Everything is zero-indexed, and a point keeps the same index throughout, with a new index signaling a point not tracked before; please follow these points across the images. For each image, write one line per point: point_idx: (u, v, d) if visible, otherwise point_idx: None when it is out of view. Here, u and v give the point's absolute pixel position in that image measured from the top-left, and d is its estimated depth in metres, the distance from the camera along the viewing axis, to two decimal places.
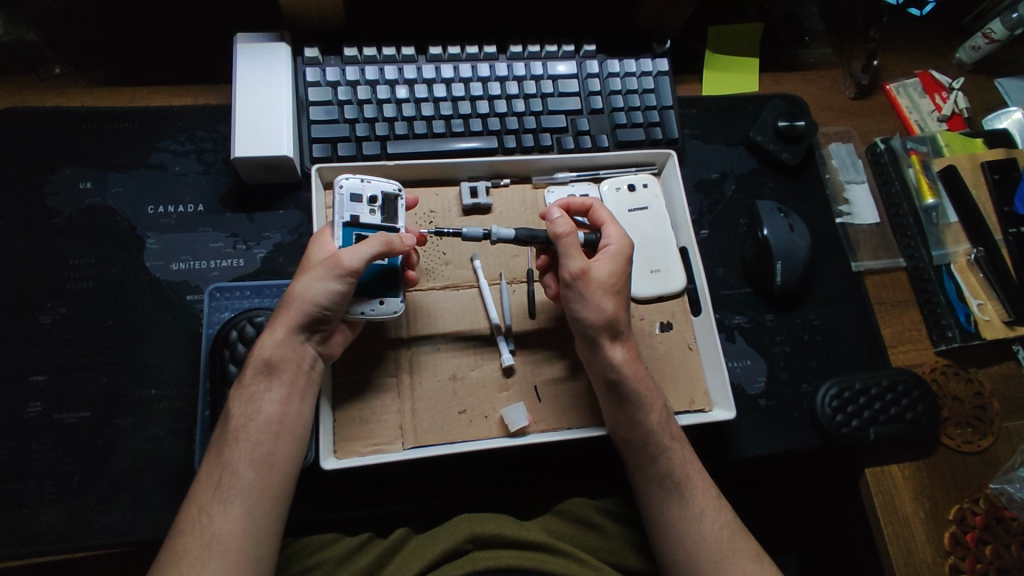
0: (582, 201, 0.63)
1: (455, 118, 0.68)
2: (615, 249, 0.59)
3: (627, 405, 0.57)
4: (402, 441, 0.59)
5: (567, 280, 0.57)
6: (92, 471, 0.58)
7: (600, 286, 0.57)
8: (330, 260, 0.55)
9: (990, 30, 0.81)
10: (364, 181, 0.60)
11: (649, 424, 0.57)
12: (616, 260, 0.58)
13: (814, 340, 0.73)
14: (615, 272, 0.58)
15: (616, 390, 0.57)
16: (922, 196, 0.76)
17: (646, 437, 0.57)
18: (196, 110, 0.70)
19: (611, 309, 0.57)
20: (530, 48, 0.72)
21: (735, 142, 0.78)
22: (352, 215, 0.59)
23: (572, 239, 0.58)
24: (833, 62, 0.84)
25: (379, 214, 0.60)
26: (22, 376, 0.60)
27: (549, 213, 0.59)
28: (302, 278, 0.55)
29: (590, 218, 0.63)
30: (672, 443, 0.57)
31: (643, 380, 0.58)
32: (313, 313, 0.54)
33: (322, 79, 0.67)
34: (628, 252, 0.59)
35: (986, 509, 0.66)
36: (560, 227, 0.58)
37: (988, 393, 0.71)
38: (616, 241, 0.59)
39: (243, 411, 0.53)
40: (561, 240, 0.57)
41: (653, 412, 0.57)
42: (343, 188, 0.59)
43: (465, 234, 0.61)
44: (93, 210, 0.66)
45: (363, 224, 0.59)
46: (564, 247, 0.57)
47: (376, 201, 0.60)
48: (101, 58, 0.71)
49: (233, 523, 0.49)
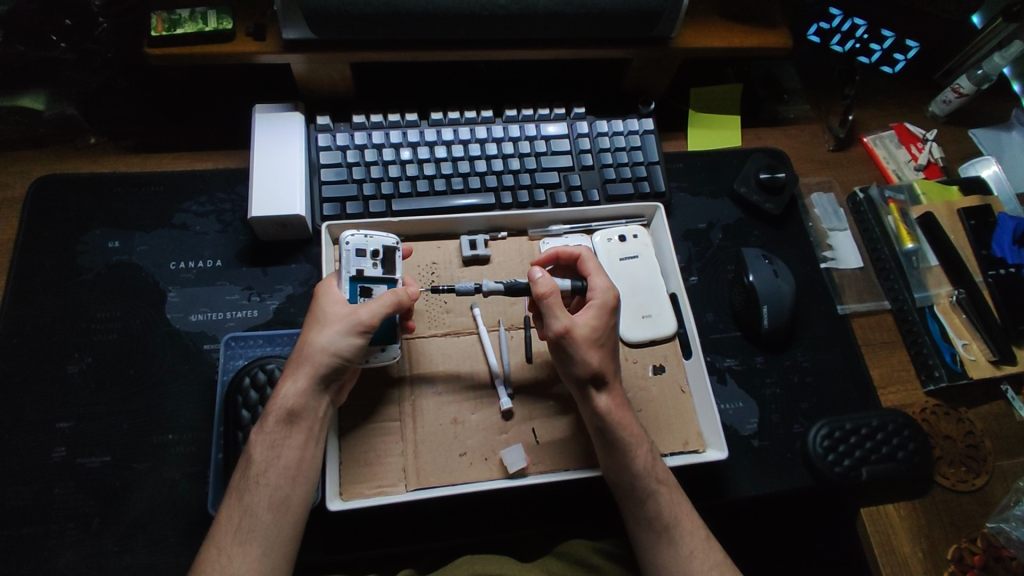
0: (573, 250, 0.67)
1: (455, 177, 0.73)
2: (601, 301, 0.62)
3: (616, 448, 0.59)
4: (406, 483, 0.61)
5: (555, 338, 0.59)
6: (111, 514, 0.61)
7: (586, 340, 0.59)
8: (349, 317, 0.59)
9: (958, 85, 0.86)
10: (368, 237, 0.65)
11: (638, 467, 0.59)
12: (602, 313, 0.61)
13: (804, 382, 0.75)
14: (601, 326, 0.61)
15: (604, 434, 0.59)
16: (901, 242, 0.80)
17: (636, 480, 0.59)
18: (218, 173, 0.76)
19: (596, 363, 0.59)
20: (525, 111, 0.77)
21: (720, 194, 0.83)
22: (358, 269, 0.63)
23: (553, 298, 0.60)
24: (812, 117, 0.90)
25: (381, 267, 0.64)
26: (48, 423, 0.64)
27: (531, 272, 0.61)
28: (321, 332, 0.58)
29: (579, 267, 0.66)
30: (661, 486, 0.59)
31: (631, 424, 0.60)
32: (335, 364, 0.58)
33: (333, 144, 0.73)
34: (612, 303, 0.62)
35: (984, 548, 0.67)
36: (540, 287, 0.60)
37: (979, 432, 0.73)
38: (601, 293, 0.62)
39: (264, 457, 0.56)
40: (545, 300, 0.60)
41: (641, 454, 0.59)
42: (349, 244, 0.64)
43: (458, 289, 0.65)
44: (120, 266, 0.71)
45: (367, 276, 0.63)
46: (548, 307, 0.60)
47: (379, 254, 0.64)
48: (131, 127, 0.77)
49: (250, 565, 0.52)
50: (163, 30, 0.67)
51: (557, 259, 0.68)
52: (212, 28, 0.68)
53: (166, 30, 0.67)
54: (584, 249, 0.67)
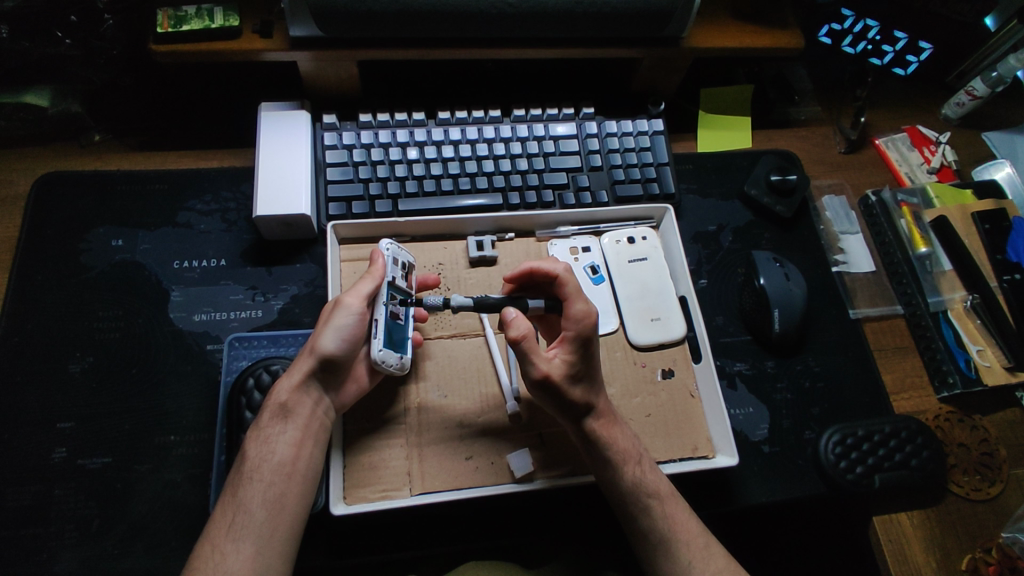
0: (548, 270, 0.61)
1: (463, 177, 0.72)
2: (575, 335, 0.57)
3: (603, 465, 0.58)
4: (411, 487, 0.60)
5: (537, 384, 0.56)
6: (111, 516, 0.60)
7: (566, 379, 0.57)
8: (358, 320, 0.59)
9: (972, 87, 0.85)
10: (401, 248, 0.65)
11: (626, 483, 0.57)
12: (578, 346, 0.57)
13: (815, 387, 0.74)
14: (580, 359, 0.57)
15: (592, 452, 0.58)
16: (915, 245, 0.79)
17: (625, 497, 0.57)
18: (223, 172, 0.75)
19: (579, 399, 0.57)
20: (533, 111, 0.77)
21: (731, 197, 0.82)
22: (393, 276, 0.62)
23: (529, 341, 0.55)
24: (823, 119, 0.89)
25: (406, 281, 0.64)
26: (49, 423, 0.63)
27: (504, 313, 0.56)
28: (322, 328, 0.58)
29: (557, 290, 0.61)
30: (653, 500, 0.57)
31: (620, 442, 0.58)
32: (325, 359, 0.58)
33: (339, 143, 0.72)
34: (589, 332, 0.57)
35: (999, 558, 0.65)
36: (513, 332, 0.55)
37: (994, 439, 0.71)
38: (574, 324, 0.57)
39: (258, 452, 0.55)
40: (519, 345, 0.54)
41: (630, 468, 0.58)
42: (387, 251, 0.63)
43: (426, 303, 0.61)
44: (123, 265, 0.70)
45: (398, 286, 0.63)
46: (525, 350, 0.55)
47: (406, 269, 0.64)
48: (136, 126, 0.76)
49: (243, 563, 0.51)
50: (168, 27, 0.67)
51: (533, 276, 0.63)
52: (217, 25, 0.67)
53: (172, 27, 0.67)
54: (560, 269, 0.61)
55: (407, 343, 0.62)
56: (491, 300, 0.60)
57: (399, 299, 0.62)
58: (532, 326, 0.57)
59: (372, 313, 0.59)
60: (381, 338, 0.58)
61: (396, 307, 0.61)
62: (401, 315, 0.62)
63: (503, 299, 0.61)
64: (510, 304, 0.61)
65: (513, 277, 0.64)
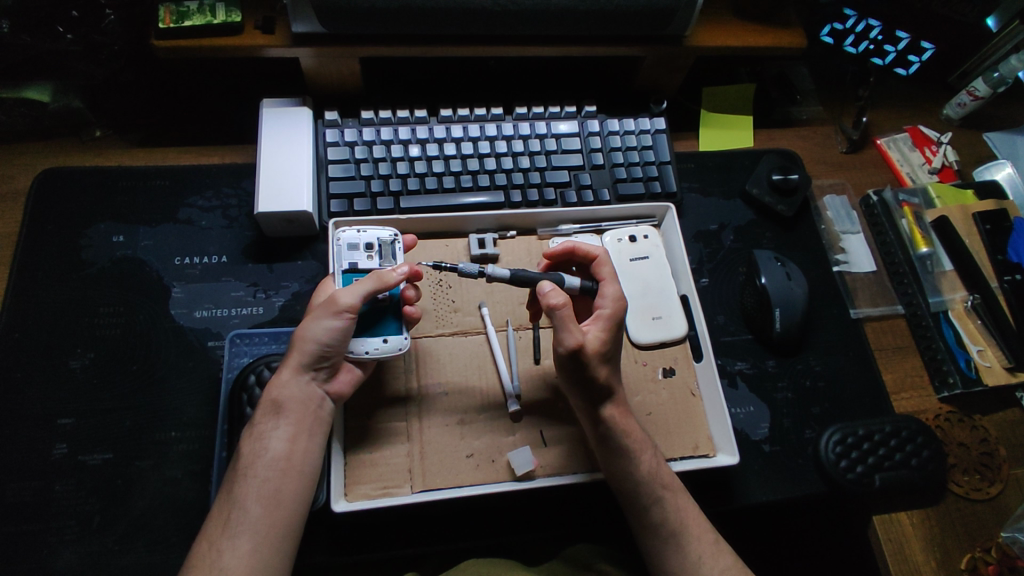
0: (590, 249, 0.64)
1: (465, 175, 0.72)
2: (609, 312, 0.59)
3: (620, 454, 0.57)
4: (411, 485, 0.60)
5: (566, 355, 0.56)
6: (112, 512, 0.60)
7: (598, 355, 0.57)
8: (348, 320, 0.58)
9: (973, 88, 0.85)
10: (359, 231, 0.64)
11: (643, 472, 0.57)
12: (611, 325, 0.59)
13: (816, 386, 0.74)
14: (611, 338, 0.58)
15: (607, 441, 0.57)
16: (915, 246, 0.79)
17: (639, 488, 0.57)
18: (224, 169, 0.75)
19: (603, 378, 0.57)
20: (535, 109, 0.77)
21: (732, 196, 0.82)
22: (351, 262, 0.63)
23: (568, 310, 0.56)
24: (825, 119, 0.89)
25: (377, 258, 0.64)
26: (49, 419, 0.63)
27: (540, 284, 0.57)
28: (309, 321, 0.58)
29: (593, 270, 0.64)
30: (667, 492, 0.57)
31: (635, 433, 0.58)
32: (316, 353, 0.57)
33: (341, 140, 0.72)
34: (622, 314, 0.60)
35: (998, 558, 0.65)
36: (553, 299, 0.56)
37: (994, 439, 0.72)
38: (611, 303, 0.59)
39: (252, 449, 0.55)
40: (559, 312, 0.55)
41: (646, 458, 0.58)
42: (340, 240, 0.64)
43: (461, 269, 0.62)
44: (124, 261, 0.70)
45: (361, 269, 0.63)
46: (563, 318, 0.55)
47: (372, 247, 0.64)
48: (137, 121, 0.76)
49: (240, 559, 0.51)
50: (170, 22, 0.67)
51: (568, 257, 0.66)
52: (219, 21, 0.67)
53: (174, 22, 0.67)
54: (599, 252, 0.64)
55: (392, 322, 0.61)
56: (527, 276, 0.63)
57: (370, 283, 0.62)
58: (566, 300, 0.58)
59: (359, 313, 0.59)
60: (365, 339, 0.60)
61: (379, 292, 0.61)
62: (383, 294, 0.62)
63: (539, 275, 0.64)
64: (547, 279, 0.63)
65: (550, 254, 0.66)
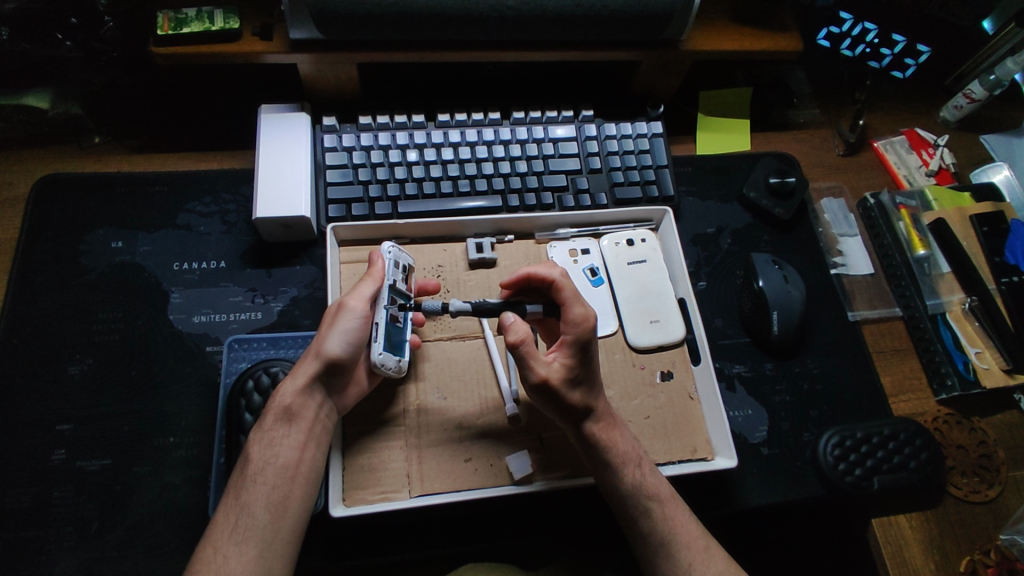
0: (545, 274, 0.61)
1: (462, 179, 0.73)
2: (574, 338, 0.57)
3: (603, 467, 0.58)
4: (410, 489, 0.60)
5: (534, 389, 0.57)
6: (110, 518, 0.60)
7: (565, 382, 0.57)
8: (363, 322, 0.59)
9: (969, 91, 0.85)
10: (401, 250, 0.64)
11: (627, 486, 0.57)
12: (576, 350, 0.57)
13: (815, 388, 0.74)
14: (579, 362, 0.57)
15: (592, 455, 0.58)
16: (913, 248, 0.79)
17: (625, 500, 0.57)
18: (223, 174, 0.75)
19: (578, 402, 0.57)
20: (532, 113, 0.77)
21: (729, 199, 0.82)
22: (393, 280, 0.62)
23: (528, 345, 0.55)
24: (822, 122, 0.89)
25: (405, 283, 0.64)
26: (48, 425, 0.63)
27: (502, 317, 0.57)
28: (323, 333, 0.58)
29: (554, 294, 0.61)
30: (652, 504, 0.57)
31: (620, 446, 0.58)
32: (332, 362, 0.57)
33: (339, 145, 0.72)
34: (587, 336, 0.57)
35: (997, 560, 0.65)
36: (512, 336, 0.55)
37: (992, 442, 0.72)
38: (573, 328, 0.57)
39: (262, 455, 0.55)
40: (517, 349, 0.55)
41: (631, 471, 0.58)
42: (388, 254, 0.62)
43: (425, 308, 0.63)
44: (123, 266, 0.70)
45: (398, 288, 0.63)
46: (523, 354, 0.55)
47: (406, 271, 0.65)
48: (136, 127, 0.77)
49: (246, 565, 0.51)
50: (168, 29, 0.67)
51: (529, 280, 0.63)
52: (218, 27, 0.67)
53: (172, 29, 0.67)
54: (557, 273, 0.61)
55: (405, 344, 0.62)
56: (488, 305, 0.62)
57: (399, 302, 0.63)
58: (531, 330, 0.57)
59: (374, 316, 0.59)
60: (381, 342, 0.58)
61: (395, 310, 0.61)
62: (401, 317, 0.62)
63: (501, 304, 0.62)
64: (507, 309, 0.61)
65: (509, 282, 0.64)
